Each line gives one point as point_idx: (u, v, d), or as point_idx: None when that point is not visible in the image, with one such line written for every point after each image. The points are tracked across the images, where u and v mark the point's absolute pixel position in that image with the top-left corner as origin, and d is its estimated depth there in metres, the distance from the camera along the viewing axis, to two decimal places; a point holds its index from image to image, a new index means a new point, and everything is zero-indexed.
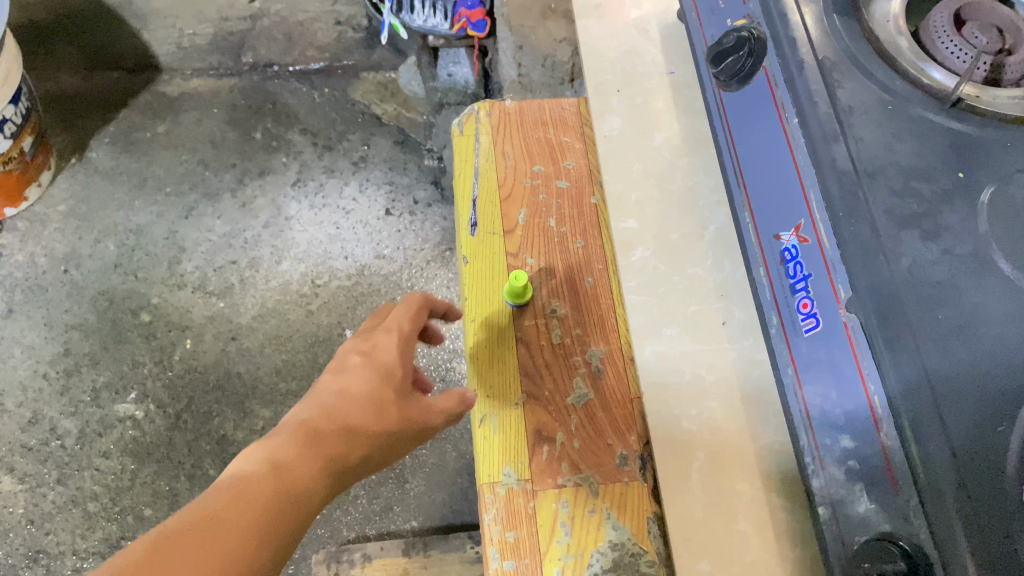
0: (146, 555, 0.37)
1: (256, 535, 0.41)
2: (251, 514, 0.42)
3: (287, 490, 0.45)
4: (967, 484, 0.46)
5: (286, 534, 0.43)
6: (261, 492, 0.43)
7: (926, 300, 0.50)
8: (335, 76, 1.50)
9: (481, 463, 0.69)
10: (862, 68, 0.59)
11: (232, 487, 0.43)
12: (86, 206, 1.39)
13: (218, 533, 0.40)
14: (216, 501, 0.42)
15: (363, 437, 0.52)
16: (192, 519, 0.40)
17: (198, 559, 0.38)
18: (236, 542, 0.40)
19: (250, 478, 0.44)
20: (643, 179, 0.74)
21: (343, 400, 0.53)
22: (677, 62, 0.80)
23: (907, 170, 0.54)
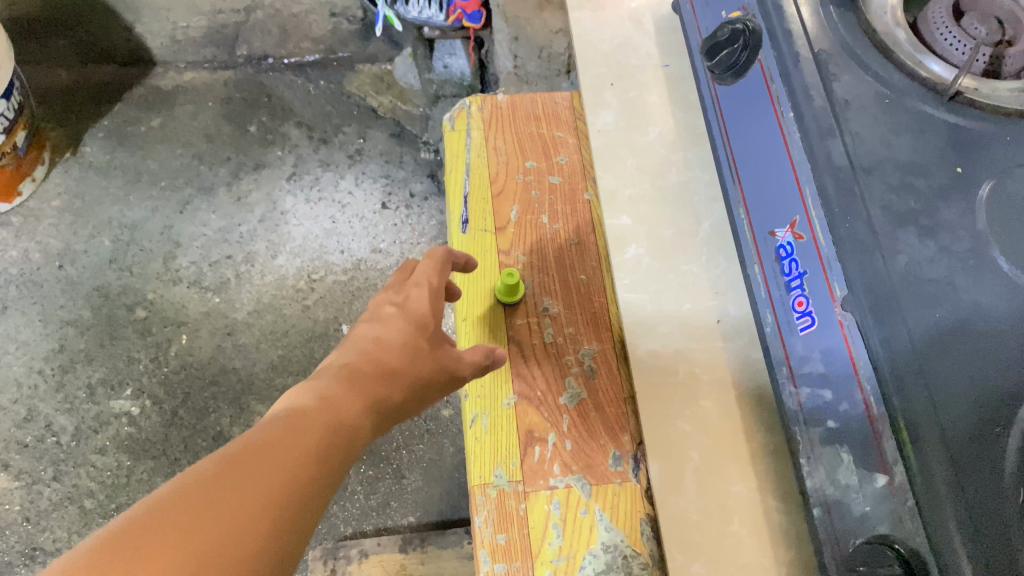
0: (231, 457, 0.37)
1: (324, 452, 0.41)
2: (317, 432, 0.42)
3: (341, 418, 0.45)
4: (964, 483, 0.45)
5: (347, 455, 0.44)
6: (319, 416, 0.44)
7: (923, 299, 0.49)
8: (330, 68, 1.50)
9: (471, 464, 0.68)
10: (858, 62, 0.58)
11: (293, 411, 0.43)
12: (80, 201, 1.38)
13: (292, 444, 0.40)
14: (280, 419, 0.42)
15: (402, 379, 0.53)
16: (264, 435, 0.40)
17: (280, 462, 0.38)
18: (308, 453, 0.40)
19: (308, 406, 0.44)
20: (637, 175, 0.73)
21: (378, 349, 0.54)
22: (672, 55, 0.79)
23: (904, 165, 0.54)
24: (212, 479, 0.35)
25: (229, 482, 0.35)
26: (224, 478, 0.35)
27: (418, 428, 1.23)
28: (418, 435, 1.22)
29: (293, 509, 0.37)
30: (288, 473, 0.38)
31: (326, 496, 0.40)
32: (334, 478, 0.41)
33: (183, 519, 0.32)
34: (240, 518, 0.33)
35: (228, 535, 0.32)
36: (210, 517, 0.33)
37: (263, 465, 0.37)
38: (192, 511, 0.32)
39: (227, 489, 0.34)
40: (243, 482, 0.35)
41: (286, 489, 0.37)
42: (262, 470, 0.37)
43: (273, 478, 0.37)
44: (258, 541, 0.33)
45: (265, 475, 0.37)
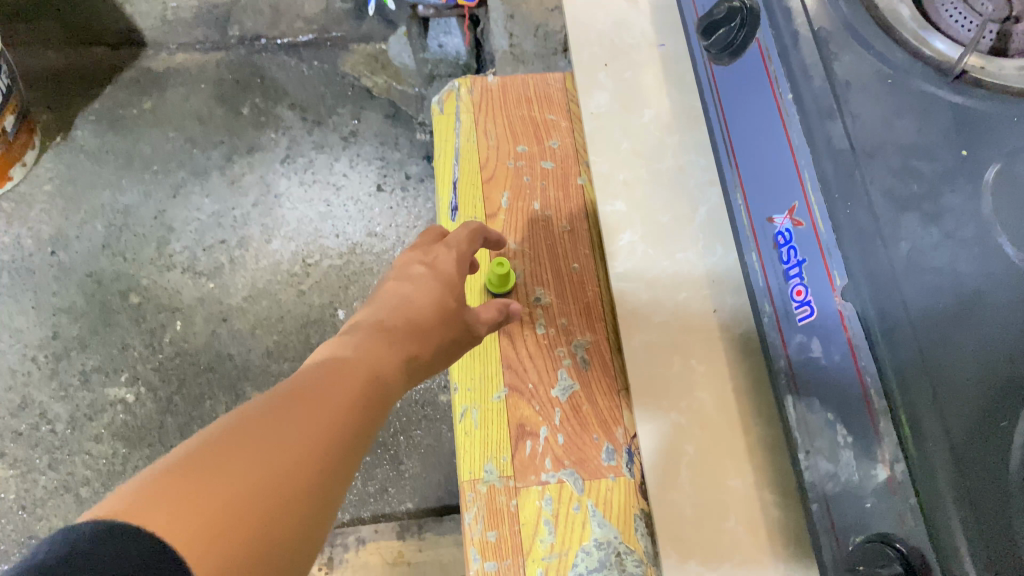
0: (268, 404, 0.40)
1: (358, 401, 0.44)
2: (351, 383, 0.45)
3: (374, 371, 0.48)
4: (969, 484, 0.43)
5: (380, 410, 0.46)
6: (354, 368, 0.47)
7: (924, 289, 0.47)
8: (324, 49, 1.46)
9: (461, 459, 0.67)
10: (859, 40, 0.55)
11: (327, 365, 0.46)
12: (72, 186, 1.36)
13: (327, 394, 0.43)
14: (315, 373, 0.45)
15: (429, 337, 0.56)
16: (300, 386, 0.43)
17: (314, 409, 0.41)
18: (341, 402, 0.43)
19: (342, 360, 0.47)
20: (631, 159, 0.71)
21: (407, 306, 0.57)
22: (667, 34, 0.77)
23: (906, 148, 0.51)
24: (251, 422, 0.38)
25: (266, 426, 0.38)
26: (261, 421, 0.39)
27: (417, 414, 1.22)
28: (416, 420, 1.22)
29: (334, 451, 0.40)
30: (324, 419, 0.41)
31: (360, 448, 0.43)
32: (370, 424, 0.45)
33: (226, 457, 0.35)
34: (278, 455, 0.37)
35: (267, 471, 0.36)
36: (248, 455, 0.36)
37: (298, 410, 0.40)
38: (233, 451, 0.36)
39: (264, 431, 0.38)
40: (280, 425, 0.39)
41: (322, 431, 0.40)
42: (297, 416, 0.40)
43: (308, 422, 0.40)
44: (296, 474, 0.37)
45: (301, 418, 0.40)
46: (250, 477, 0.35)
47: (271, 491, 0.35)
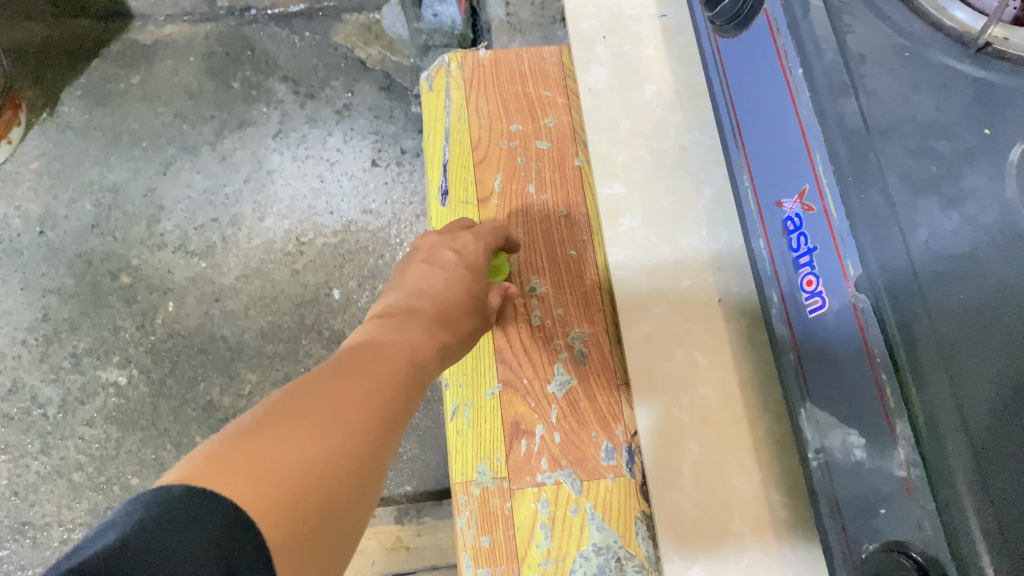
0: (316, 386, 0.41)
1: (403, 388, 0.45)
2: (395, 368, 0.46)
3: (417, 358, 0.49)
4: (990, 487, 0.41)
5: (419, 391, 0.47)
6: (393, 352, 0.47)
7: (943, 281, 0.44)
8: (316, 19, 1.42)
9: (453, 461, 0.65)
10: (874, 8, 0.52)
11: (371, 348, 0.47)
12: (59, 164, 1.33)
13: (373, 381, 0.44)
14: (359, 356, 0.46)
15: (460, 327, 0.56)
16: (345, 369, 0.43)
17: (360, 390, 0.42)
18: (386, 389, 0.44)
19: (384, 343, 0.48)
20: (631, 138, 0.68)
21: (441, 291, 0.57)
22: (669, 4, 0.73)
23: (924, 126, 0.48)
24: (301, 402, 0.39)
25: (316, 406, 0.39)
26: (311, 401, 0.39)
27: None
28: None
29: (381, 430, 0.41)
30: (372, 399, 0.42)
31: (402, 428, 0.44)
32: (409, 408, 0.46)
33: (280, 434, 0.36)
34: (330, 436, 0.38)
35: (321, 449, 0.37)
36: (301, 433, 0.37)
37: (344, 391, 0.41)
38: (286, 428, 0.37)
39: (316, 411, 0.39)
40: (330, 406, 0.39)
41: (369, 416, 0.41)
42: (346, 399, 0.41)
43: (356, 407, 0.41)
44: (347, 458, 0.38)
45: (348, 403, 0.41)
46: (305, 455, 0.36)
47: (324, 470, 0.36)
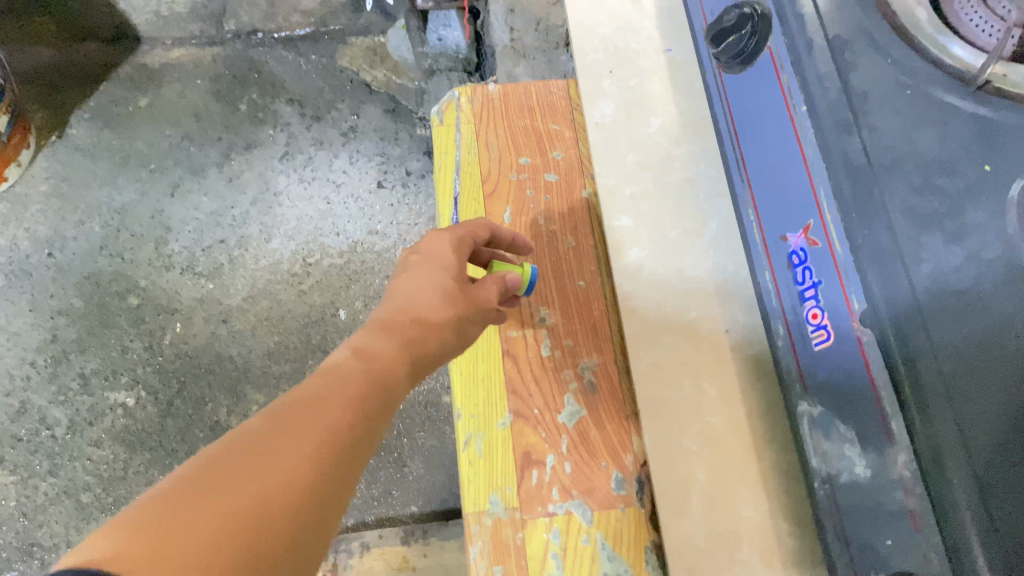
0: (272, 424, 0.38)
1: (368, 416, 0.43)
2: (351, 395, 0.43)
3: (387, 380, 0.46)
4: (997, 521, 0.41)
5: (379, 416, 0.44)
6: (348, 377, 0.44)
7: (946, 318, 0.45)
8: (321, 42, 1.45)
9: (465, 493, 0.65)
10: (876, 46, 0.53)
11: (335, 371, 0.44)
12: (67, 185, 1.35)
13: (336, 410, 0.41)
14: (309, 386, 0.42)
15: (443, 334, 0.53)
16: (307, 399, 0.41)
17: (306, 428, 0.39)
18: (350, 419, 0.41)
19: (338, 368, 0.44)
20: (638, 171, 0.69)
21: (425, 295, 0.54)
22: (674, 38, 0.75)
23: (927, 162, 0.49)
24: (257, 443, 0.36)
25: (272, 449, 0.36)
26: (267, 442, 0.37)
27: (420, 415, 1.22)
28: (419, 422, 1.22)
29: (330, 471, 0.38)
30: (317, 437, 0.38)
31: (358, 465, 0.40)
32: (368, 439, 0.42)
33: (231, 483, 0.34)
34: (285, 480, 0.35)
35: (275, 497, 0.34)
36: (251, 480, 0.34)
37: (287, 432, 0.38)
38: (236, 475, 0.34)
39: (271, 452, 0.36)
40: (287, 446, 0.37)
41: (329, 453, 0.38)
42: (305, 436, 0.38)
43: (316, 443, 0.38)
44: (304, 502, 0.35)
45: (308, 440, 0.38)
46: (257, 506, 0.33)
47: (277, 522, 0.34)
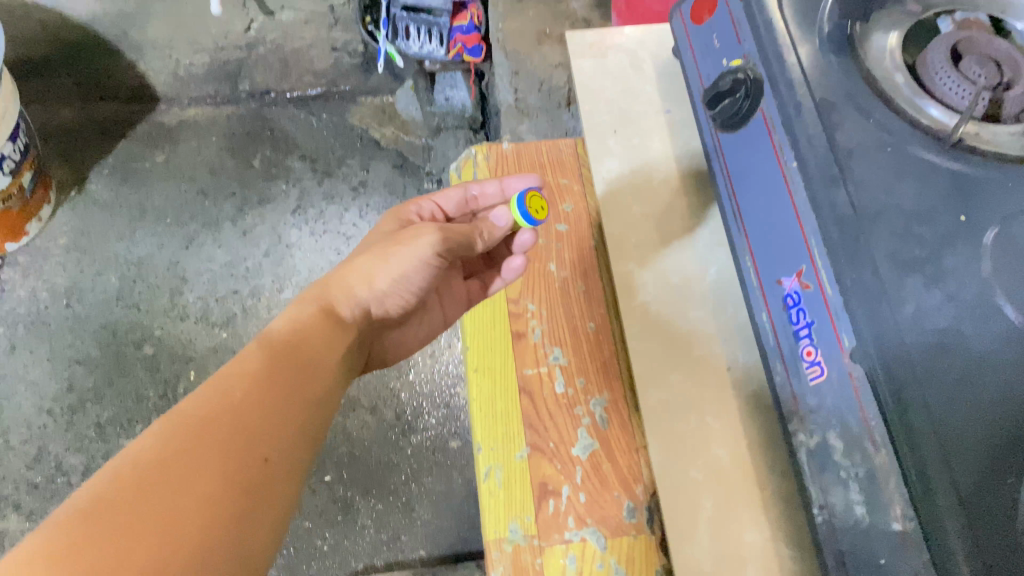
0: (180, 428, 0.46)
1: (266, 404, 0.51)
2: (269, 386, 0.53)
3: (290, 371, 0.55)
4: (979, 534, 0.46)
5: (297, 401, 0.54)
6: (268, 368, 0.54)
7: (931, 352, 0.50)
8: (332, 101, 1.54)
9: (485, 520, 0.67)
10: (859, 109, 0.59)
11: (230, 373, 0.52)
12: (86, 239, 1.40)
13: (234, 408, 0.49)
14: (235, 375, 0.52)
15: (364, 275, 0.66)
16: (202, 403, 0.48)
17: (231, 418, 0.49)
18: (247, 413, 0.50)
19: (258, 359, 0.54)
20: (641, 221, 0.74)
21: (359, 258, 0.67)
22: (673, 101, 0.81)
23: (908, 213, 0.55)
24: (164, 454, 0.44)
25: (177, 459, 0.44)
26: (172, 453, 0.44)
27: (427, 460, 1.27)
28: (426, 467, 1.26)
29: (252, 455, 0.48)
30: (242, 426, 0.49)
31: (281, 442, 0.51)
32: (289, 418, 0.52)
33: (144, 498, 0.41)
34: (204, 485, 0.44)
35: (190, 501, 0.43)
36: (184, 472, 0.44)
37: (214, 421, 0.48)
38: (161, 482, 0.43)
39: (201, 446, 0.46)
40: (191, 454, 0.45)
41: (231, 450, 0.47)
42: (204, 440, 0.46)
43: (215, 444, 0.46)
44: (221, 499, 0.44)
45: (208, 444, 0.46)
46: (173, 516, 0.42)
47: (193, 519, 0.42)
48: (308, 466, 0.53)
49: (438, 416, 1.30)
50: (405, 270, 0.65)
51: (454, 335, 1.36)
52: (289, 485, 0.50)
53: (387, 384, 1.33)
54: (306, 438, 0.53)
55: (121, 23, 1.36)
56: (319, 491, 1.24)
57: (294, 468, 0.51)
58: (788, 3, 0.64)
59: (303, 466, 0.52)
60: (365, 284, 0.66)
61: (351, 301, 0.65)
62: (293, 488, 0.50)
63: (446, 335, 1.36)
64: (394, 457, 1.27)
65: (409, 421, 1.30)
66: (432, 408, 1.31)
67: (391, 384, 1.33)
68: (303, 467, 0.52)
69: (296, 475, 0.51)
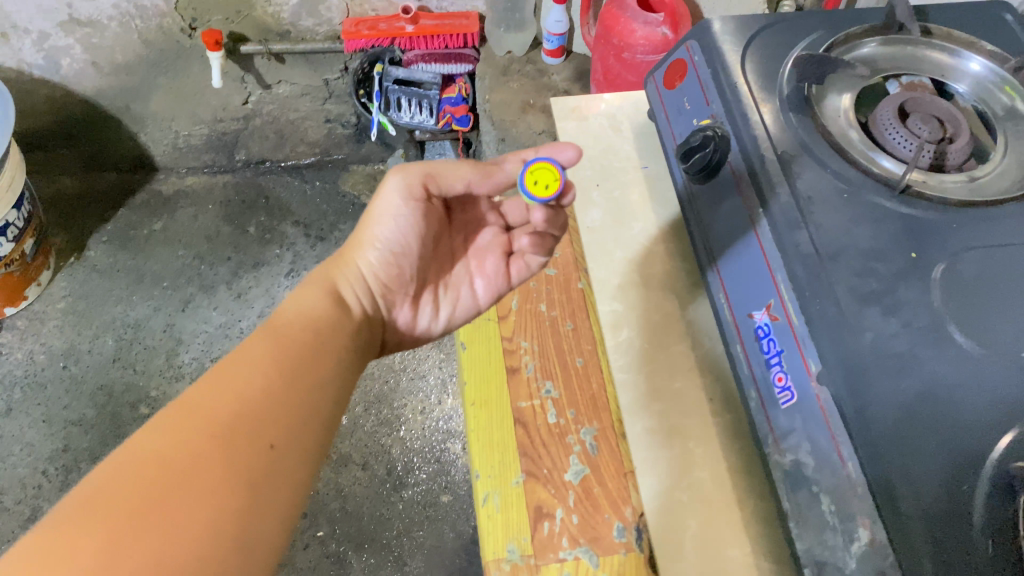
0: (181, 423, 0.48)
1: (271, 392, 0.53)
2: (272, 377, 0.54)
3: (298, 361, 0.57)
4: (941, 538, 0.50)
5: (304, 390, 0.55)
6: (270, 357, 0.55)
7: (890, 375, 0.55)
8: (325, 169, 1.65)
9: (484, 541, 0.70)
10: (818, 161, 0.65)
11: (232, 361, 0.54)
12: (84, 302, 1.45)
13: (236, 396, 0.51)
14: (236, 365, 0.54)
15: (357, 249, 0.67)
16: (204, 394, 0.51)
17: (233, 410, 0.50)
18: (251, 404, 0.51)
19: (260, 348, 0.56)
20: (625, 265, 0.79)
21: (352, 240, 0.69)
22: (650, 158, 0.88)
23: (865, 252, 0.61)
24: (161, 449, 0.47)
25: (174, 452, 0.47)
26: (171, 446, 0.47)
27: (419, 514, 1.32)
28: (418, 521, 1.31)
29: (255, 446, 0.50)
30: (244, 419, 0.50)
31: (285, 429, 0.52)
32: (295, 407, 0.54)
33: (142, 492, 0.44)
34: (202, 479, 0.46)
35: (185, 495, 0.45)
36: (183, 466, 0.46)
37: (214, 413, 0.50)
38: (160, 479, 0.45)
39: (201, 440, 0.48)
40: (191, 446, 0.47)
41: (232, 441, 0.49)
42: (203, 432, 0.48)
43: (215, 435, 0.48)
44: (220, 494, 0.46)
45: (207, 436, 0.48)
46: (167, 508, 0.44)
47: (188, 513, 0.44)
48: (318, 448, 0.55)
49: (429, 471, 1.36)
50: (384, 233, 0.66)
51: (442, 391, 1.44)
52: (296, 470, 0.52)
53: (378, 440, 1.39)
54: (318, 424, 0.55)
55: (124, 97, 1.44)
56: (312, 546, 1.29)
57: (301, 459, 0.53)
58: (751, 69, 0.71)
59: (312, 449, 0.54)
60: (358, 257, 0.67)
61: (349, 276, 0.66)
62: (302, 473, 0.53)
63: (435, 392, 1.44)
64: (386, 512, 1.32)
65: (401, 476, 1.35)
66: (423, 463, 1.36)
67: (382, 440, 1.39)
68: (312, 450, 0.54)
69: (304, 459, 0.53)
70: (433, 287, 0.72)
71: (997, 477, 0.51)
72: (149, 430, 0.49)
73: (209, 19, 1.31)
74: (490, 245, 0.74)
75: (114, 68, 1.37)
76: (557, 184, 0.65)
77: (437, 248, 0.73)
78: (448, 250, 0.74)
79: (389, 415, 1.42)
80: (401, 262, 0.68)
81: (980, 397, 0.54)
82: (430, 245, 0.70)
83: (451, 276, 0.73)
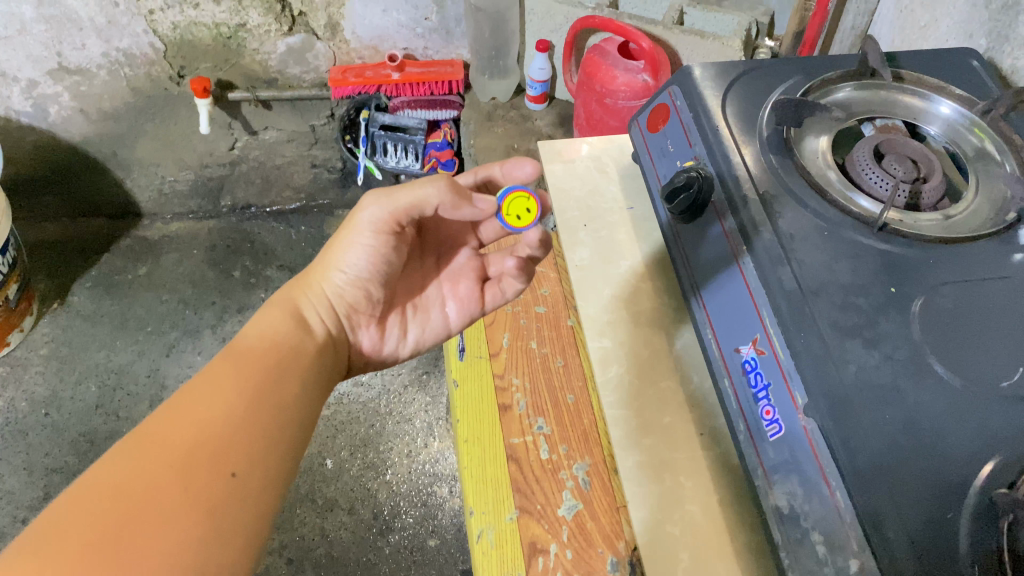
0: (141, 453, 0.49)
1: (234, 418, 0.54)
2: (234, 403, 0.54)
3: (262, 387, 0.57)
4: (930, 565, 0.50)
5: (267, 415, 0.56)
6: (232, 383, 0.56)
7: (874, 405, 0.56)
8: (309, 215, 1.68)
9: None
10: (798, 200, 0.68)
11: (191, 389, 0.54)
12: (67, 348, 1.45)
13: (196, 423, 0.52)
14: (198, 392, 0.54)
15: (323, 273, 0.68)
16: (165, 424, 0.51)
17: (194, 438, 0.51)
18: (212, 431, 0.52)
19: (221, 374, 0.56)
20: (613, 303, 0.81)
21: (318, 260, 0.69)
22: (635, 199, 0.90)
23: (846, 286, 0.62)
24: (122, 479, 0.47)
25: (133, 483, 0.47)
26: (132, 475, 0.47)
27: (405, 559, 1.30)
28: (404, 565, 1.30)
29: (218, 473, 0.50)
30: (206, 446, 0.51)
31: (248, 454, 0.53)
32: (259, 432, 0.54)
33: (101, 522, 0.44)
34: (162, 508, 0.46)
35: (145, 524, 0.45)
36: (143, 495, 0.46)
37: (174, 442, 0.50)
38: (120, 509, 0.45)
39: (162, 469, 0.48)
40: (149, 477, 0.48)
41: (194, 468, 0.49)
42: (161, 462, 0.49)
43: (173, 464, 0.49)
44: (183, 522, 0.47)
45: (167, 465, 0.49)
46: (127, 538, 0.44)
47: (150, 541, 0.45)
48: (282, 472, 0.56)
49: (416, 514, 1.35)
50: (352, 260, 0.67)
51: (429, 434, 1.44)
52: (260, 494, 0.52)
53: (364, 485, 1.38)
54: (282, 449, 0.56)
55: (110, 143, 1.47)
56: None
57: (266, 483, 0.53)
58: (732, 113, 0.74)
59: (277, 473, 0.55)
60: (324, 280, 0.67)
61: (313, 298, 0.67)
62: (268, 497, 0.53)
63: (422, 434, 1.44)
64: (373, 557, 1.31)
65: (387, 520, 1.35)
66: (409, 507, 1.36)
67: (368, 485, 1.38)
68: (276, 475, 0.55)
69: (267, 483, 0.54)
70: (402, 310, 0.74)
71: (979, 504, 0.53)
72: (110, 458, 0.49)
73: (197, 67, 1.37)
74: (464, 268, 0.76)
75: (102, 115, 1.41)
76: (536, 206, 0.69)
77: (407, 270, 0.74)
78: (419, 273, 0.75)
79: (375, 458, 1.41)
80: (367, 286, 0.68)
81: (961, 426, 0.56)
82: (398, 269, 0.71)
83: (419, 299, 0.75)
